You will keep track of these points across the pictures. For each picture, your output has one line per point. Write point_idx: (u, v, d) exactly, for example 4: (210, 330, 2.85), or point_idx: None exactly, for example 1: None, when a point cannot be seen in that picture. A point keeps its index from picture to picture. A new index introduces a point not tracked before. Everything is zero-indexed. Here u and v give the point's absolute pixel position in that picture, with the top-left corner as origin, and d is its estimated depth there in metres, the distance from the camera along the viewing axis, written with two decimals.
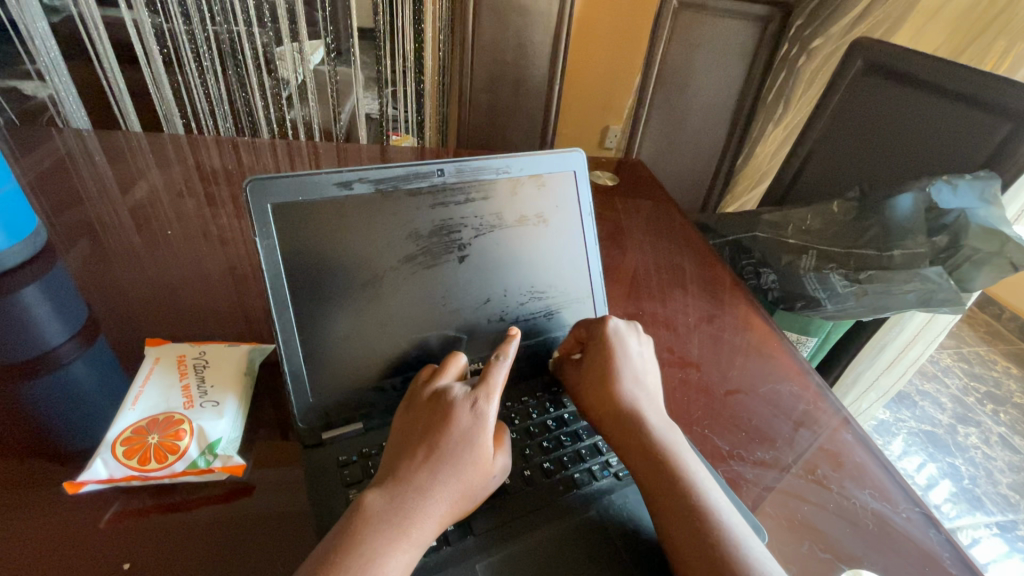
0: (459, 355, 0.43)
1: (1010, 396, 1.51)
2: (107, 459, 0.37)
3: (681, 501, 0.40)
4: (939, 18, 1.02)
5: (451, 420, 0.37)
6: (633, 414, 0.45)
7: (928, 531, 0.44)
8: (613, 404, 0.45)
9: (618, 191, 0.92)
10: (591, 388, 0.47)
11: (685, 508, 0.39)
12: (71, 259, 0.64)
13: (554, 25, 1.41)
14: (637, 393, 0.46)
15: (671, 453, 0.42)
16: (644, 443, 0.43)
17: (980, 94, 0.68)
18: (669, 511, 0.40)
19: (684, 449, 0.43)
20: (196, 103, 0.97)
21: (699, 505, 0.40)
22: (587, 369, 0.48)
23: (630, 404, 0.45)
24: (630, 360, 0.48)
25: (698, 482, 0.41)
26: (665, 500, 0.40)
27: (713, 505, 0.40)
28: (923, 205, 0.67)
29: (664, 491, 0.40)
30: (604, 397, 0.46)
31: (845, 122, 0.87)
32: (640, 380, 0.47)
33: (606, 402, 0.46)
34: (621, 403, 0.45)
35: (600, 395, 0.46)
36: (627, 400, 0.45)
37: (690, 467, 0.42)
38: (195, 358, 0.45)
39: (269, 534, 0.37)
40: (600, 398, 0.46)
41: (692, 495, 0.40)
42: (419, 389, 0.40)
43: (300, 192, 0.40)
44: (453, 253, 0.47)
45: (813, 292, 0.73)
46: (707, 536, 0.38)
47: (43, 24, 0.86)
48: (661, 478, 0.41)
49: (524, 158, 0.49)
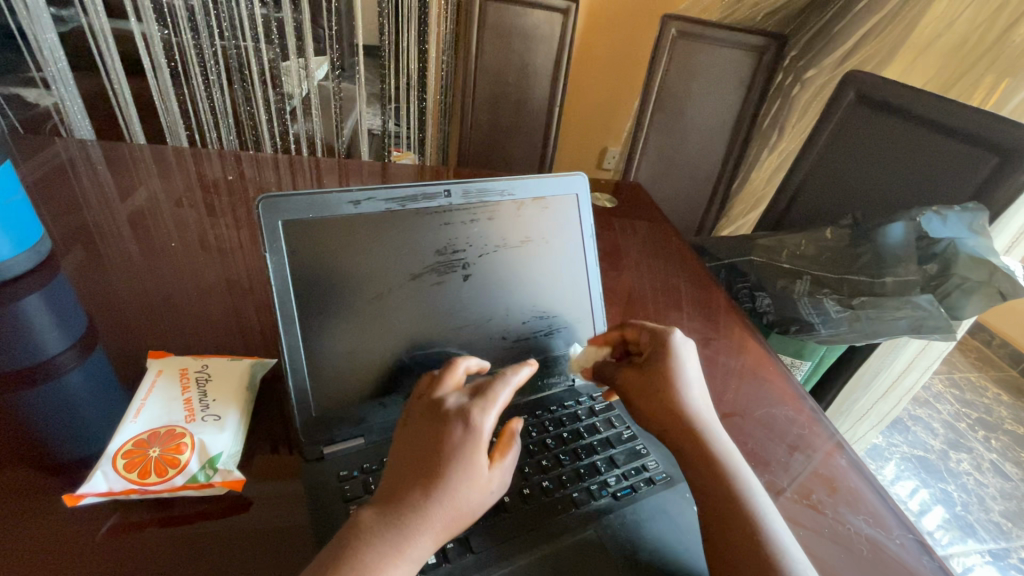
0: (464, 359, 0.43)
1: (1001, 423, 1.52)
2: (106, 472, 0.37)
3: (737, 513, 0.42)
4: (928, 53, 1.06)
5: (444, 431, 0.37)
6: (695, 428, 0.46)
7: (920, 557, 0.45)
8: (676, 415, 0.46)
9: (616, 212, 0.93)
10: (647, 396, 0.47)
11: (740, 518, 0.41)
12: (71, 269, 0.64)
13: (556, 49, 1.46)
14: (696, 405, 0.47)
15: (728, 467, 0.44)
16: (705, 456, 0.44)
17: (966, 127, 0.71)
18: (724, 521, 0.41)
19: (739, 460, 0.45)
20: (201, 114, 0.97)
21: (755, 518, 0.42)
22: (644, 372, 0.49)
23: (691, 415, 0.46)
24: (690, 372, 0.48)
25: (753, 493, 0.43)
26: (715, 507, 0.42)
27: (765, 517, 0.42)
28: (914, 235, 0.69)
29: (721, 500, 0.42)
30: (665, 408, 0.46)
31: (836, 148, 0.90)
32: (699, 393, 0.48)
33: (666, 412, 0.46)
34: (684, 415, 0.46)
35: (660, 404, 0.47)
36: (688, 412, 0.46)
37: (748, 481, 0.44)
38: (197, 371, 0.45)
39: (269, 550, 0.36)
40: (662, 406, 0.47)
41: (748, 506, 0.42)
42: (421, 398, 0.40)
43: (309, 209, 0.41)
44: (457, 271, 0.47)
45: (808, 317, 0.74)
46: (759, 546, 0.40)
47: (52, 35, 0.87)
48: (721, 489, 0.43)
49: (528, 181, 0.50)
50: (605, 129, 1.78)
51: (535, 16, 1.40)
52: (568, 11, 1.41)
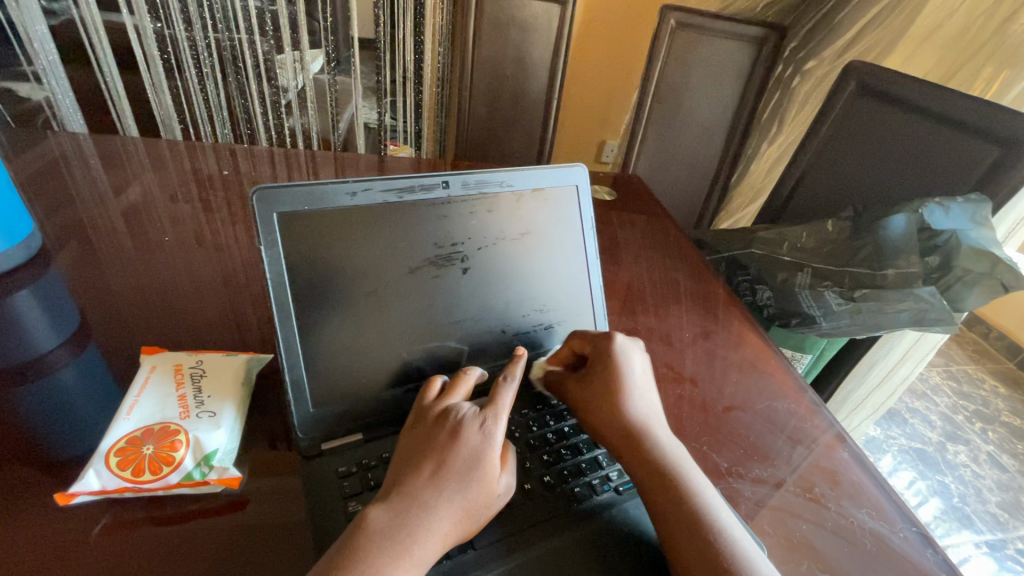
0: (470, 372, 0.43)
1: (998, 415, 1.52)
2: (99, 470, 0.37)
3: (688, 519, 0.40)
4: (929, 44, 1.06)
5: (457, 435, 0.38)
6: (639, 433, 0.45)
7: (923, 551, 0.44)
8: (617, 422, 0.45)
9: (615, 205, 0.93)
10: (594, 403, 0.47)
11: (692, 527, 0.39)
12: (63, 265, 0.63)
13: (553, 41, 1.44)
14: (642, 409, 0.46)
15: (678, 471, 0.42)
16: (653, 463, 0.43)
17: (967, 118, 0.70)
18: (677, 530, 0.40)
19: (686, 464, 0.43)
20: (195, 108, 0.95)
21: (709, 524, 0.40)
22: (588, 381, 0.48)
23: (636, 422, 0.45)
24: (634, 377, 0.48)
25: (703, 497, 0.41)
26: (668, 517, 0.40)
27: (719, 521, 0.40)
28: (916, 226, 0.68)
29: (669, 506, 0.41)
30: (611, 417, 0.46)
31: (837, 139, 0.89)
32: (644, 398, 0.47)
33: (608, 418, 0.46)
34: (628, 423, 0.45)
35: (605, 414, 0.46)
36: (634, 418, 0.45)
37: (699, 484, 0.42)
38: (191, 367, 0.44)
39: (266, 549, 0.36)
40: (608, 412, 0.46)
41: (699, 512, 0.40)
42: (428, 406, 0.41)
43: (305, 201, 0.40)
44: (456, 264, 0.47)
45: (809, 309, 0.73)
46: (715, 556, 0.38)
47: (42, 27, 0.84)
48: (668, 496, 0.41)
49: (527, 172, 0.49)
50: (603, 122, 1.77)
51: (532, 8, 1.38)
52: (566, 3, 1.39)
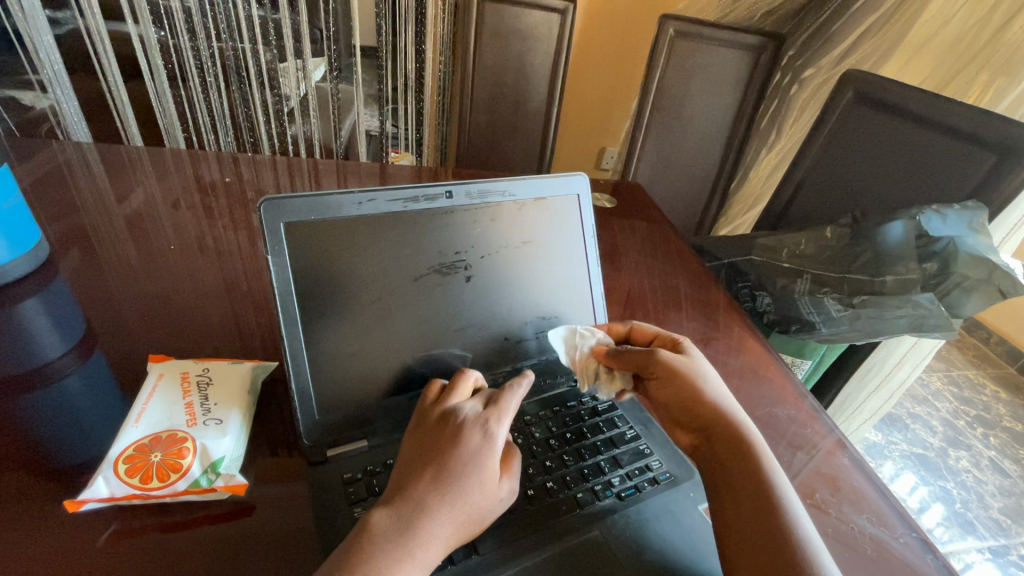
0: (472, 373, 0.44)
1: (1000, 420, 1.52)
2: (108, 477, 0.37)
3: (760, 499, 0.41)
4: (925, 52, 1.07)
5: (461, 437, 0.38)
6: (718, 415, 0.46)
7: (924, 556, 0.45)
8: (695, 405, 0.47)
9: (614, 212, 0.93)
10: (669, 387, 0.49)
11: (762, 507, 0.41)
12: (69, 273, 0.64)
13: (553, 49, 1.46)
14: (718, 392, 0.48)
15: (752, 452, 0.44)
16: (729, 448, 0.44)
17: (963, 125, 0.71)
18: (747, 498, 0.42)
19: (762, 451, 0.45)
20: (198, 117, 0.97)
21: (780, 505, 0.41)
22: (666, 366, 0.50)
23: (714, 405, 0.47)
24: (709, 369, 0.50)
25: (775, 481, 0.43)
26: (740, 494, 0.42)
27: (785, 495, 0.42)
28: (913, 233, 0.69)
29: (740, 485, 0.42)
30: (685, 394, 0.48)
31: (835, 146, 0.90)
32: (721, 388, 0.49)
33: (685, 400, 0.48)
34: (706, 406, 0.47)
35: (683, 396, 0.48)
36: (710, 396, 0.47)
37: (774, 468, 0.44)
38: (198, 375, 0.45)
39: (272, 555, 0.36)
40: (685, 395, 0.48)
41: (770, 495, 0.41)
42: (429, 409, 0.41)
43: (311, 211, 0.41)
44: (459, 272, 0.47)
45: (808, 315, 0.74)
46: (781, 533, 0.40)
47: (48, 37, 0.85)
48: (743, 476, 0.43)
49: (528, 181, 0.50)
50: (603, 129, 1.78)
51: (532, 17, 1.40)
52: (566, 12, 1.41)
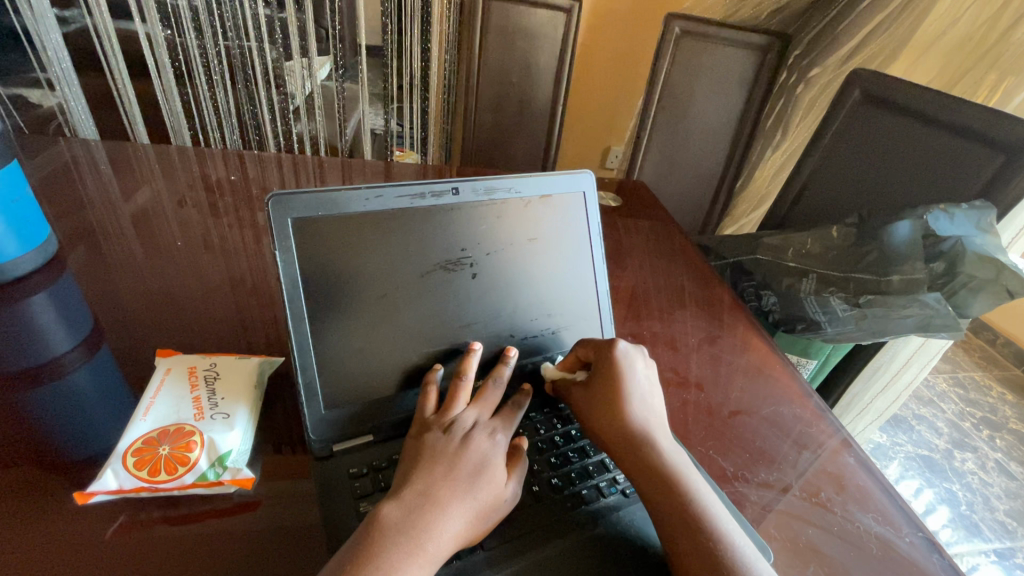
0: (471, 360, 0.45)
1: (1006, 422, 1.51)
2: (117, 470, 0.37)
3: (691, 531, 0.39)
4: (932, 51, 1.06)
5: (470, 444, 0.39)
6: (643, 441, 0.44)
7: (930, 556, 0.45)
8: (621, 430, 0.44)
9: (619, 211, 0.93)
10: (594, 411, 0.46)
11: (694, 533, 0.39)
12: (76, 269, 0.64)
13: (558, 48, 1.46)
14: (643, 413, 0.45)
15: (680, 480, 0.42)
16: (656, 472, 0.42)
17: (971, 124, 0.71)
18: (679, 530, 0.39)
19: (692, 474, 0.43)
20: (204, 114, 0.98)
21: (710, 536, 0.39)
22: (593, 388, 0.47)
23: (639, 429, 0.44)
24: (637, 383, 0.47)
25: (707, 508, 0.41)
26: (672, 527, 0.40)
27: (717, 523, 0.40)
28: (920, 233, 0.69)
29: (671, 515, 0.40)
30: (610, 420, 0.45)
31: (841, 146, 0.89)
32: (646, 405, 0.46)
33: (611, 426, 0.45)
34: (630, 431, 0.44)
35: (608, 421, 0.45)
36: (633, 420, 0.45)
37: (702, 493, 0.41)
38: (206, 369, 0.45)
39: (280, 548, 0.36)
40: (610, 421, 0.45)
41: (702, 518, 0.40)
42: (430, 419, 0.41)
43: (319, 207, 0.41)
44: (465, 269, 0.47)
45: (814, 315, 0.74)
46: (715, 565, 0.38)
47: (57, 35, 0.85)
48: (671, 506, 0.41)
49: (534, 178, 0.50)
50: (608, 128, 1.79)
51: (538, 15, 1.40)
52: (571, 11, 1.40)
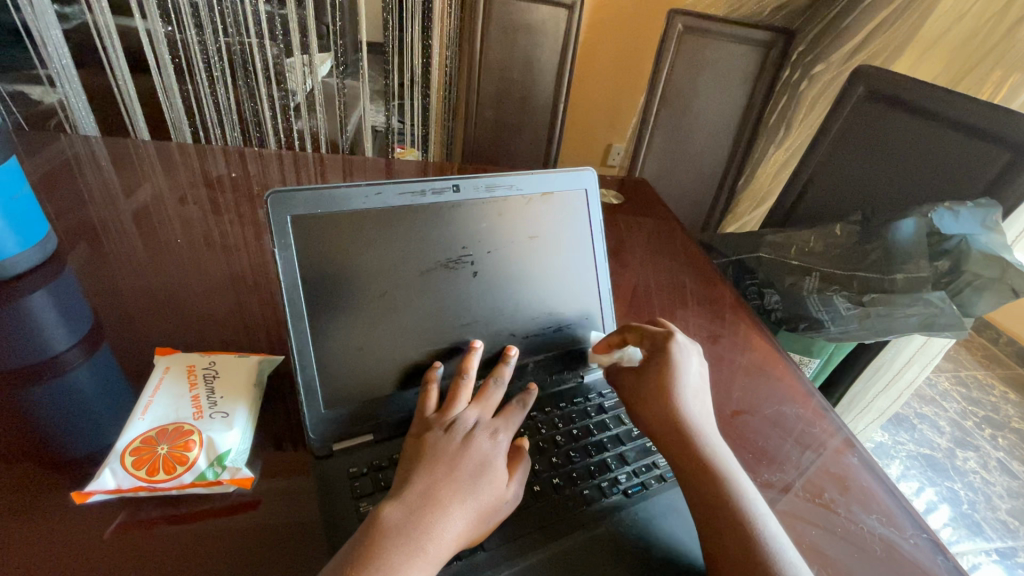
0: (473, 358, 0.44)
1: (1009, 421, 1.51)
2: (114, 469, 0.37)
3: (729, 515, 0.41)
4: (937, 48, 1.06)
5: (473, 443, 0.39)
6: (690, 427, 0.46)
7: (935, 557, 0.44)
8: (669, 414, 0.46)
9: (621, 208, 0.93)
10: (645, 395, 0.48)
11: (732, 518, 0.40)
12: (76, 266, 0.64)
13: (560, 45, 1.45)
14: (692, 403, 0.47)
15: (723, 468, 0.43)
16: (700, 457, 0.44)
17: (976, 122, 0.70)
18: (718, 514, 0.41)
19: (734, 466, 0.44)
20: (205, 111, 0.96)
21: (748, 523, 0.40)
22: (646, 374, 0.49)
23: (687, 417, 0.46)
24: (690, 375, 0.49)
25: (747, 498, 0.42)
26: (710, 510, 0.41)
27: (755, 513, 0.41)
28: (925, 231, 0.68)
29: (712, 499, 0.42)
30: (660, 405, 0.47)
31: (845, 143, 0.89)
32: (696, 397, 0.48)
33: (660, 411, 0.47)
34: (678, 417, 0.46)
35: (658, 405, 0.47)
36: (683, 408, 0.47)
37: (742, 484, 0.43)
38: (205, 368, 0.45)
39: (280, 548, 0.36)
40: (660, 406, 0.47)
41: (741, 505, 0.41)
42: (430, 420, 0.41)
43: (318, 205, 0.41)
44: (466, 267, 0.47)
45: (817, 313, 0.74)
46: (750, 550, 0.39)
47: (57, 31, 0.84)
48: (712, 490, 0.42)
49: (537, 175, 0.50)
50: (609, 126, 1.78)
51: (540, 12, 1.39)
52: (573, 7, 1.40)
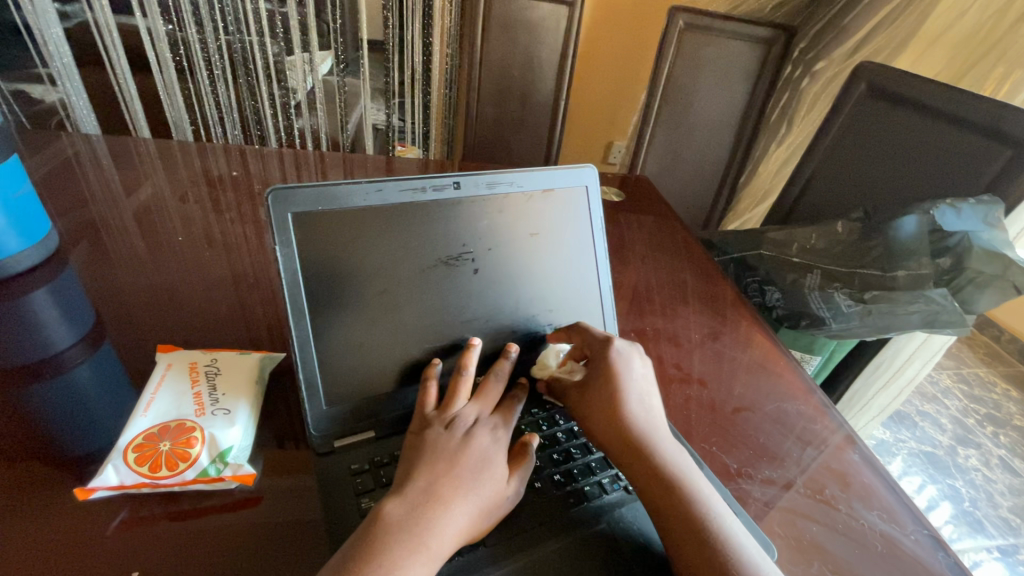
0: (473, 352, 0.44)
1: (1010, 419, 1.51)
2: (117, 466, 0.37)
3: (697, 534, 0.39)
4: (938, 44, 1.05)
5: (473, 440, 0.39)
6: (643, 442, 0.43)
7: (936, 553, 0.44)
8: (620, 430, 0.44)
9: (621, 206, 0.93)
10: (592, 410, 0.45)
11: (701, 538, 0.39)
12: (77, 264, 0.64)
13: (561, 43, 1.45)
14: (641, 413, 0.45)
15: (683, 482, 0.41)
16: (658, 473, 0.42)
17: (979, 118, 0.70)
18: (685, 534, 0.39)
19: (693, 476, 0.42)
20: (206, 107, 0.95)
21: (717, 539, 0.39)
22: (591, 388, 0.46)
23: (639, 430, 0.44)
24: (635, 382, 0.47)
25: (711, 511, 0.40)
26: (676, 530, 0.39)
27: (722, 526, 0.40)
28: (927, 227, 0.68)
29: (676, 520, 0.40)
30: (608, 420, 0.44)
31: (846, 139, 0.89)
32: (644, 406, 0.46)
33: (610, 427, 0.44)
34: (629, 432, 0.44)
35: (606, 422, 0.44)
36: (632, 420, 0.44)
37: (705, 496, 0.41)
38: (207, 366, 0.45)
39: (281, 544, 0.36)
40: (609, 421, 0.44)
41: (706, 521, 0.39)
42: (431, 416, 0.41)
43: (319, 201, 0.41)
44: (467, 263, 0.47)
45: (818, 311, 0.73)
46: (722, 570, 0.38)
47: (57, 29, 0.84)
48: (675, 508, 0.40)
49: (538, 172, 0.49)
50: (610, 123, 1.78)
51: (541, 9, 1.39)
52: (574, 4, 1.40)
